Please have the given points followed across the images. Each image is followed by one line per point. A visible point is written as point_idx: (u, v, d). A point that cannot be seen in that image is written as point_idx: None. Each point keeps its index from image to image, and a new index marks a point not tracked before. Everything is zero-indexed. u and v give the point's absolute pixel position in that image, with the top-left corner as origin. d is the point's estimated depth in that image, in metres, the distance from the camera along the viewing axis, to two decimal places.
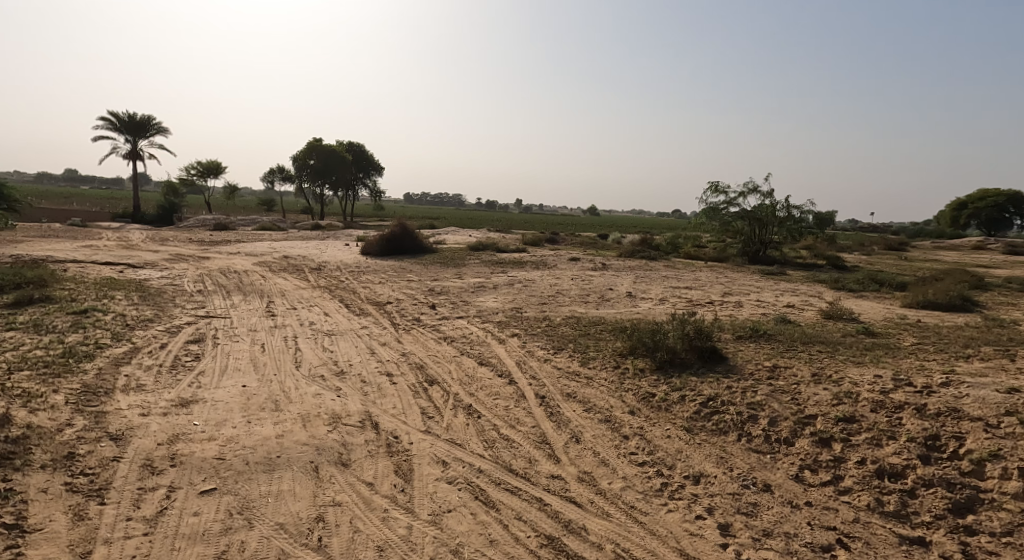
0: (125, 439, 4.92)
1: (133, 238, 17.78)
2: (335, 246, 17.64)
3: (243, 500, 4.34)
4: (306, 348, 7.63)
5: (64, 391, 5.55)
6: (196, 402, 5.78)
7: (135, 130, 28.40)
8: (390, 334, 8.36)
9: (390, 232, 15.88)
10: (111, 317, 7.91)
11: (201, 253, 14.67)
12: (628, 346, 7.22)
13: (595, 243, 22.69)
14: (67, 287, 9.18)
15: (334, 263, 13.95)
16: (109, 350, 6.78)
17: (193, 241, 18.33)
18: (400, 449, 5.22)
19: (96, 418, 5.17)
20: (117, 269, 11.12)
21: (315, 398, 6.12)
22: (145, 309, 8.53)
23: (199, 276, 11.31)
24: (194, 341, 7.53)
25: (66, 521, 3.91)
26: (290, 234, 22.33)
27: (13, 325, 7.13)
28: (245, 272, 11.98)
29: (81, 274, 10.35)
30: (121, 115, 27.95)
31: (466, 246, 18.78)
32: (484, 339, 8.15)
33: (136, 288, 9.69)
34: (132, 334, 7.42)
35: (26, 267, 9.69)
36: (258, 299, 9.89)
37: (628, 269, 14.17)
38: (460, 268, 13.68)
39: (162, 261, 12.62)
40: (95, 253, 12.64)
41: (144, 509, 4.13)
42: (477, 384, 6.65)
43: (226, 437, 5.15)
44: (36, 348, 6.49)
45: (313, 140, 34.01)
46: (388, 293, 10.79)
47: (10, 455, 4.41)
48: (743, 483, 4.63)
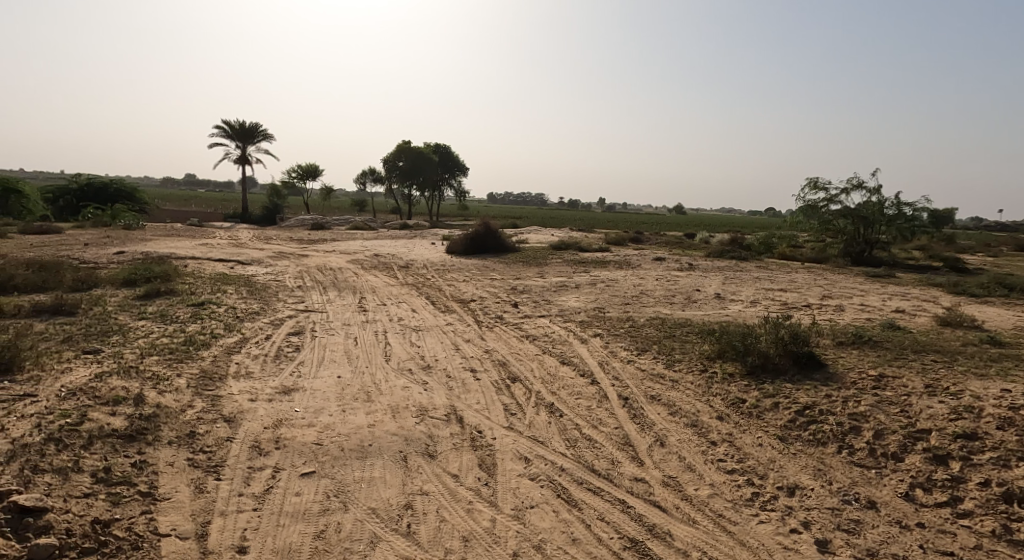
0: (236, 422, 5.37)
1: (242, 237, 19.40)
2: (422, 245, 18.27)
3: (339, 484, 4.62)
4: (395, 342, 7.96)
5: (185, 376, 6.13)
6: (296, 391, 6.20)
7: (244, 136, 30.72)
8: (474, 331, 8.55)
9: (474, 231, 16.24)
10: (224, 309, 8.65)
11: (301, 251, 15.71)
12: (717, 350, 6.97)
13: (681, 243, 22.14)
14: (188, 281, 10.13)
15: (421, 261, 14.46)
16: (222, 339, 7.41)
17: (294, 239, 19.63)
18: (484, 443, 5.35)
19: (213, 401, 5.68)
20: (229, 265, 12.12)
21: (403, 390, 6.39)
22: (252, 303, 9.25)
23: (299, 272, 12.11)
24: (295, 333, 8.08)
25: (189, 493, 4.32)
26: (380, 233, 23.46)
27: (144, 315, 7.95)
28: (340, 269, 12.68)
29: (199, 269, 11.37)
30: (234, 123, 30.35)
31: (548, 245, 18.83)
32: (566, 338, 8.16)
33: (244, 283, 10.52)
34: (241, 325, 8.07)
35: (154, 263, 10.79)
36: (351, 295, 10.43)
37: (716, 270, 13.67)
38: (543, 267, 13.75)
39: (267, 259, 13.62)
40: (211, 251, 13.84)
41: (253, 486, 4.49)
42: (559, 382, 6.67)
43: (324, 424, 5.50)
44: (163, 336, 7.22)
45: (402, 142, 35.32)
46: (472, 291, 11.03)
47: (143, 430, 4.93)
48: (844, 498, 4.36)
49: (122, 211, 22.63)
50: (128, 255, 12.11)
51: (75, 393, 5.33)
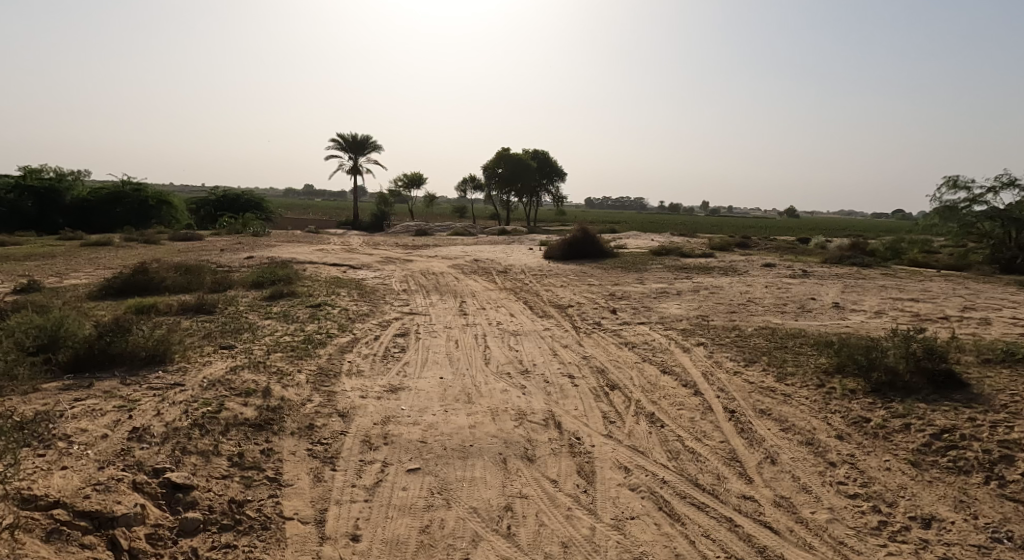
0: (349, 416, 5.73)
1: (353, 243, 20.68)
2: (520, 251, 18.53)
3: (442, 481, 4.78)
4: (494, 346, 8.13)
5: (305, 372, 6.63)
6: (402, 389, 6.51)
7: (356, 148, 32.75)
8: (572, 337, 8.53)
9: (572, 236, 16.23)
10: (338, 311, 9.26)
11: (406, 256, 16.46)
12: (836, 364, 6.47)
13: (793, 249, 20.81)
14: (306, 284, 10.95)
15: (519, 266, 14.65)
16: (336, 339, 7.94)
17: (399, 245, 20.64)
18: (583, 450, 5.31)
19: (329, 397, 6.10)
20: (342, 270, 12.97)
21: (502, 394, 6.50)
22: (362, 305, 9.83)
23: (404, 276, 12.70)
24: (401, 334, 8.48)
25: (309, 480, 4.66)
26: (480, 239, 24.07)
27: (270, 314, 8.70)
28: (442, 274, 13.15)
29: (316, 273, 12.26)
30: (347, 136, 32.45)
31: (648, 250, 18.41)
32: (667, 346, 7.92)
33: (356, 287, 11.21)
34: (353, 326, 8.60)
35: (278, 267, 11.78)
36: (452, 299, 10.79)
37: (834, 277, 12.69)
38: (643, 273, 13.45)
39: (375, 263, 14.41)
40: (326, 256, 14.88)
41: (364, 478, 4.76)
42: (660, 392, 6.48)
43: (428, 423, 5.72)
44: (286, 334, 7.86)
45: (502, 150, 36.05)
46: (570, 297, 11.01)
47: (270, 420, 5.39)
48: (992, 535, 3.88)
49: (251, 219, 24.94)
50: (256, 259, 13.31)
51: (215, 383, 5.93)
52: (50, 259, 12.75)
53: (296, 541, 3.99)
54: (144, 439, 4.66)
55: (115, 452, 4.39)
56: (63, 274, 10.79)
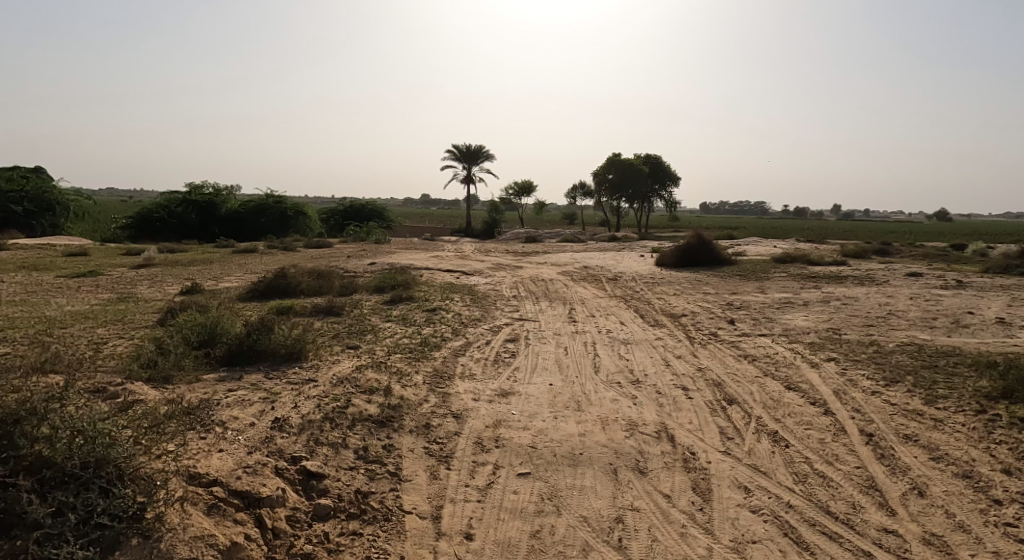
0: (463, 418, 5.92)
1: (466, 250, 21.44)
2: (630, 258, 18.17)
3: (552, 488, 4.79)
4: (604, 354, 8.03)
5: (422, 373, 6.96)
6: (513, 394, 6.62)
7: (470, 158, 33.96)
8: (686, 347, 8.22)
9: (687, 243, 15.68)
10: (452, 315, 9.64)
11: (516, 262, 16.78)
12: (1000, 389, 5.67)
13: (945, 256, 18.55)
14: (423, 289, 11.52)
15: (630, 273, 14.37)
16: (450, 342, 8.26)
17: (510, 252, 21.08)
18: (698, 466, 5.08)
19: (443, 398, 6.35)
20: (456, 275, 13.50)
21: (612, 403, 6.40)
22: (475, 310, 10.14)
23: (514, 282, 12.95)
24: (511, 339, 8.63)
25: (425, 477, 4.87)
26: (589, 245, 23.97)
27: (390, 317, 9.25)
28: (551, 281, 13.24)
29: (431, 278, 12.86)
30: (461, 146, 33.75)
31: (771, 257, 17.29)
32: (793, 361, 7.37)
33: (468, 292, 11.61)
34: (466, 330, 8.90)
35: (397, 272, 12.50)
36: (562, 305, 10.82)
37: (997, 289, 11.14)
38: (764, 282, 12.65)
39: (487, 269, 14.84)
40: (441, 262, 15.57)
41: (476, 479, 4.90)
42: (784, 409, 6.04)
43: (537, 428, 5.77)
44: (404, 336, 8.31)
45: (612, 155, 35.65)
46: (684, 306, 10.61)
47: (390, 417, 5.71)
48: None
49: (374, 228, 26.69)
50: (378, 265, 14.22)
51: (343, 380, 6.40)
52: (209, 264, 14.48)
53: (414, 534, 4.18)
54: (284, 429, 5.12)
55: (261, 439, 4.88)
56: (219, 278, 12.23)
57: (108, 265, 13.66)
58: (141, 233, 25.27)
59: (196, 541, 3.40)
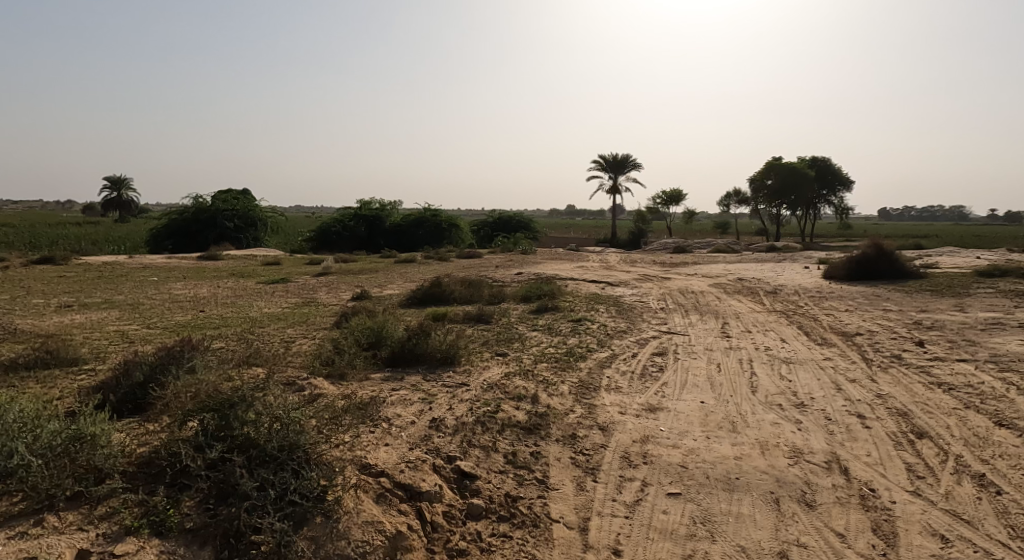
0: (609, 431, 5.84)
1: (611, 260, 21.27)
2: (793, 269, 16.70)
3: (706, 511, 4.55)
4: (762, 373, 7.45)
5: (568, 383, 7.01)
6: (662, 410, 6.40)
7: (616, 167, 33.69)
8: (861, 370, 7.34)
9: (862, 253, 14.05)
10: (597, 326, 9.60)
11: (664, 274, 16.26)
12: None
13: None
14: (568, 299, 11.62)
15: (792, 287, 13.22)
16: (595, 353, 8.22)
17: (658, 262, 20.49)
18: (879, 505, 4.50)
19: (589, 409, 6.32)
20: (601, 286, 13.43)
21: (773, 426, 5.91)
22: (620, 322, 10.00)
23: (662, 294, 12.55)
24: (659, 353, 8.36)
25: (573, 488, 4.88)
26: (745, 256, 22.52)
27: (536, 326, 9.46)
28: (702, 293, 12.62)
29: (576, 289, 12.93)
30: (608, 157, 33.61)
31: (971, 270, 14.88)
32: (1004, 392, 6.24)
33: (614, 303, 11.48)
34: (611, 342, 8.80)
35: (543, 282, 12.77)
36: (714, 319, 10.25)
37: None
38: (964, 299, 10.90)
39: (633, 280, 14.57)
40: (586, 273, 15.59)
41: (624, 495, 4.81)
42: (992, 449, 5.14)
43: (688, 448, 5.52)
44: (550, 346, 8.44)
45: (772, 159, 33.18)
46: (859, 324, 9.49)
47: (538, 425, 5.82)
48: None
49: (521, 239, 27.53)
50: (525, 275, 14.64)
51: (493, 386, 6.67)
52: (376, 272, 15.98)
53: (562, 543, 4.21)
54: (441, 429, 5.47)
55: (421, 437, 5.25)
56: (383, 286, 13.44)
57: (296, 273, 15.68)
58: (321, 245, 28.68)
59: (368, 526, 3.74)
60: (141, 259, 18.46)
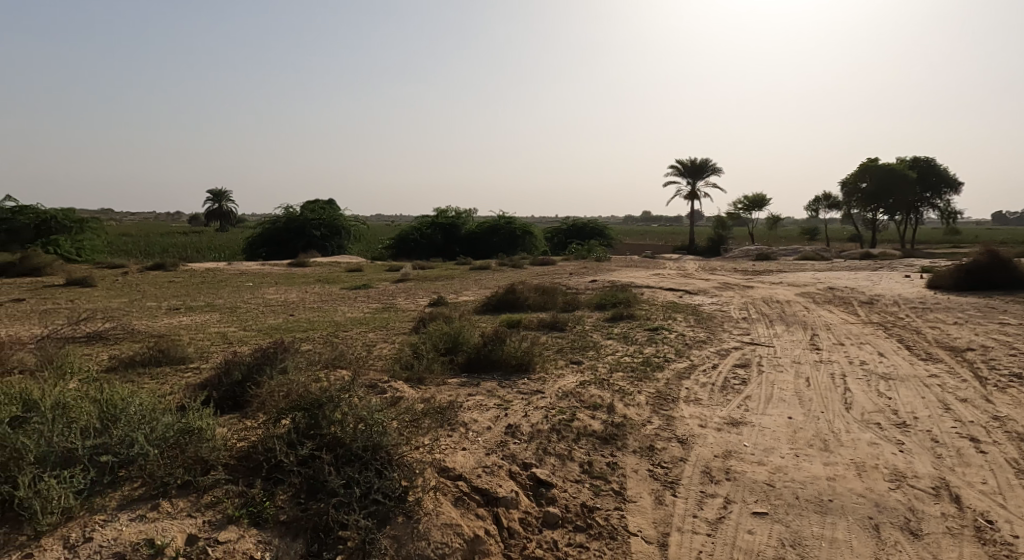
0: (689, 444, 5.66)
1: (690, 268, 20.66)
2: (891, 278, 15.53)
3: (796, 534, 4.30)
4: (857, 389, 6.97)
5: (644, 393, 6.86)
6: (745, 424, 6.13)
7: (694, 172, 32.75)
8: (973, 389, 6.71)
9: (973, 261, 12.87)
10: (675, 336, 9.34)
11: (746, 282, 15.59)
12: None
13: None
14: (644, 307, 11.40)
15: (891, 297, 12.29)
16: (673, 363, 8.00)
17: (739, 270, 19.69)
18: (997, 539, 4.09)
19: (668, 421, 6.15)
20: (679, 294, 13.08)
21: (870, 447, 5.51)
22: (699, 331, 9.68)
23: (744, 303, 12.04)
24: (742, 365, 8.01)
25: (651, 501, 4.77)
26: (836, 264, 21.24)
27: (611, 335, 9.33)
28: (788, 303, 12.00)
29: (653, 297, 12.66)
30: (686, 161, 32.75)
31: None
32: None
33: (692, 312, 11.13)
34: (690, 352, 8.53)
35: (619, 290, 12.58)
36: (802, 331, 9.71)
37: None
38: None
39: (712, 289, 14.08)
40: (663, 281, 15.23)
41: (706, 511, 4.63)
42: None
43: (775, 465, 5.25)
44: (626, 355, 8.30)
45: (867, 161, 31.13)
46: (969, 338, 8.68)
47: (614, 435, 5.72)
48: None
49: (595, 246, 27.29)
50: (599, 282, 14.50)
51: (568, 394, 6.64)
52: (452, 279, 16.34)
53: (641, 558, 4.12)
54: (516, 436, 5.50)
55: (497, 443, 5.31)
56: (459, 292, 13.74)
57: (377, 279, 16.32)
58: (400, 252, 29.73)
59: (447, 528, 3.82)
60: (238, 266, 19.84)
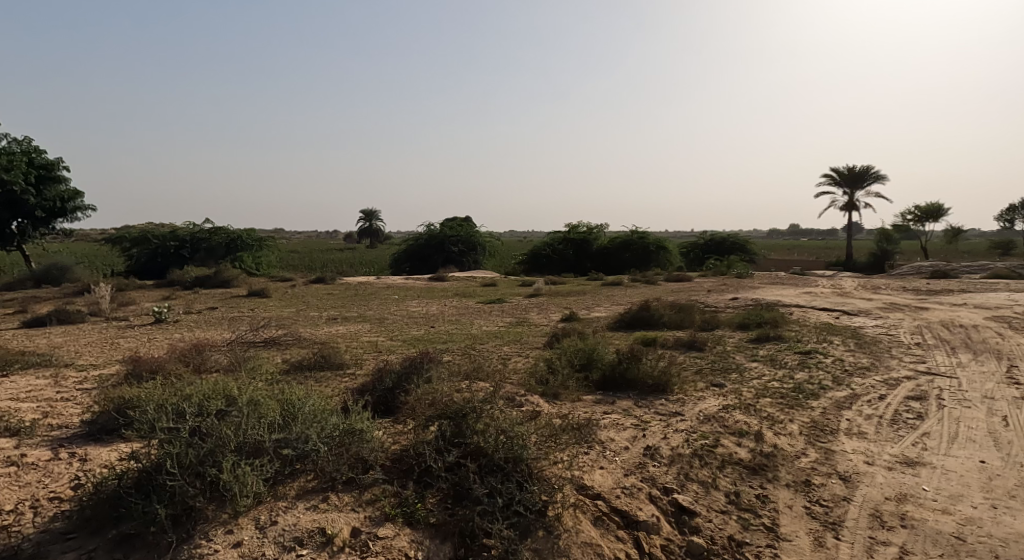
0: (853, 482, 5.10)
1: (847, 286, 18.74)
2: None
3: None
4: None
5: (797, 422, 6.30)
6: (922, 466, 5.39)
7: (853, 181, 29.79)
8: None
9: None
10: (831, 361, 8.49)
11: (919, 302, 13.79)
12: None
13: None
14: (794, 328, 10.52)
15: None
16: (831, 392, 7.26)
17: (910, 289, 17.47)
18: None
19: (826, 454, 5.59)
20: (835, 315, 11.90)
21: None
22: (862, 357, 8.71)
23: (917, 327, 10.65)
24: (916, 397, 7.06)
25: (809, 542, 4.35)
26: None
27: (757, 357, 8.72)
28: (974, 328, 10.40)
29: (804, 317, 11.65)
30: (842, 169, 29.92)
31: None
32: None
33: (852, 335, 10.06)
34: (850, 380, 7.70)
35: (764, 309, 11.74)
36: (995, 361, 8.35)
37: None
38: None
39: (876, 310, 12.63)
40: (815, 300, 13.97)
41: None
42: None
43: (964, 516, 4.55)
44: (774, 379, 7.69)
45: None
46: None
47: (763, 466, 5.32)
48: None
49: (736, 262, 25.78)
50: (742, 301, 13.65)
51: (710, 419, 6.30)
52: (584, 295, 16.34)
53: None
54: (655, 458, 5.32)
55: (635, 464, 5.17)
56: (592, 308, 13.67)
57: (511, 294, 16.77)
58: (533, 267, 30.38)
59: (587, 547, 3.81)
60: (386, 280, 21.50)
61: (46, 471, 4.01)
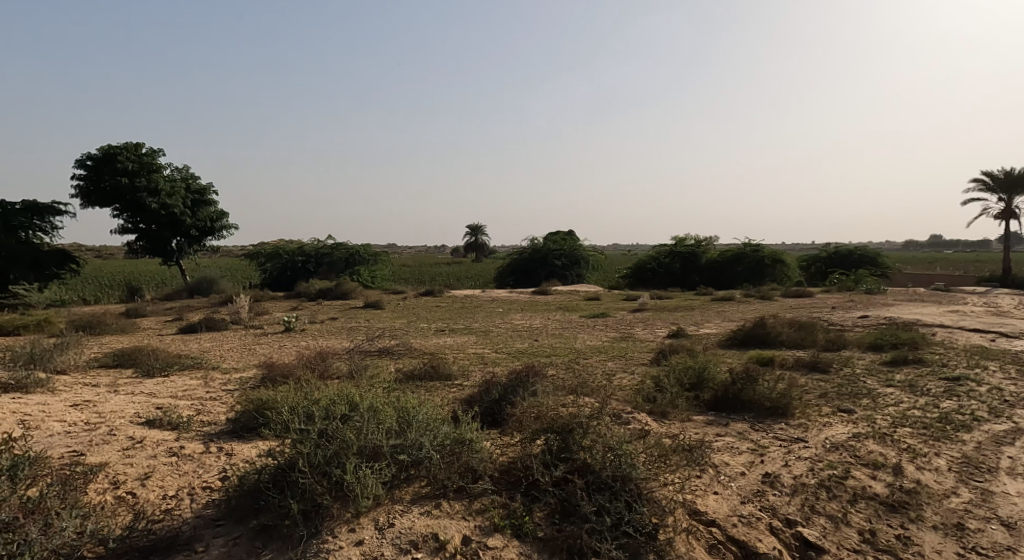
0: (1019, 531, 4.43)
1: (1004, 304, 16.49)
2: None
3: None
4: None
5: (945, 457, 5.60)
6: None
7: (1011, 185, 26.26)
8: None
9: None
10: (986, 389, 7.47)
11: None
12: None
13: None
14: (937, 351, 9.40)
15: None
16: (987, 425, 6.38)
17: None
18: None
19: (983, 496, 4.91)
20: (989, 337, 10.49)
21: None
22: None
23: None
24: None
25: None
26: None
27: (892, 382, 7.88)
28: None
29: (950, 339, 10.38)
30: (997, 173, 26.50)
31: None
32: None
33: (1013, 361, 8.80)
34: (1012, 412, 6.72)
35: (900, 329, 10.61)
36: None
37: None
38: None
39: None
40: (964, 319, 12.41)
41: None
42: None
43: None
44: (914, 408, 6.90)
45: None
46: None
47: (905, 503, 4.77)
48: None
49: (865, 277, 23.57)
50: (872, 319, 12.45)
51: (838, 447, 5.77)
52: (692, 310, 15.72)
53: None
54: (776, 487, 4.96)
55: (753, 491, 4.85)
56: (701, 324, 13.11)
57: (615, 309, 16.52)
58: (638, 281, 29.74)
59: None
60: (491, 293, 22.03)
61: (201, 462, 4.51)
